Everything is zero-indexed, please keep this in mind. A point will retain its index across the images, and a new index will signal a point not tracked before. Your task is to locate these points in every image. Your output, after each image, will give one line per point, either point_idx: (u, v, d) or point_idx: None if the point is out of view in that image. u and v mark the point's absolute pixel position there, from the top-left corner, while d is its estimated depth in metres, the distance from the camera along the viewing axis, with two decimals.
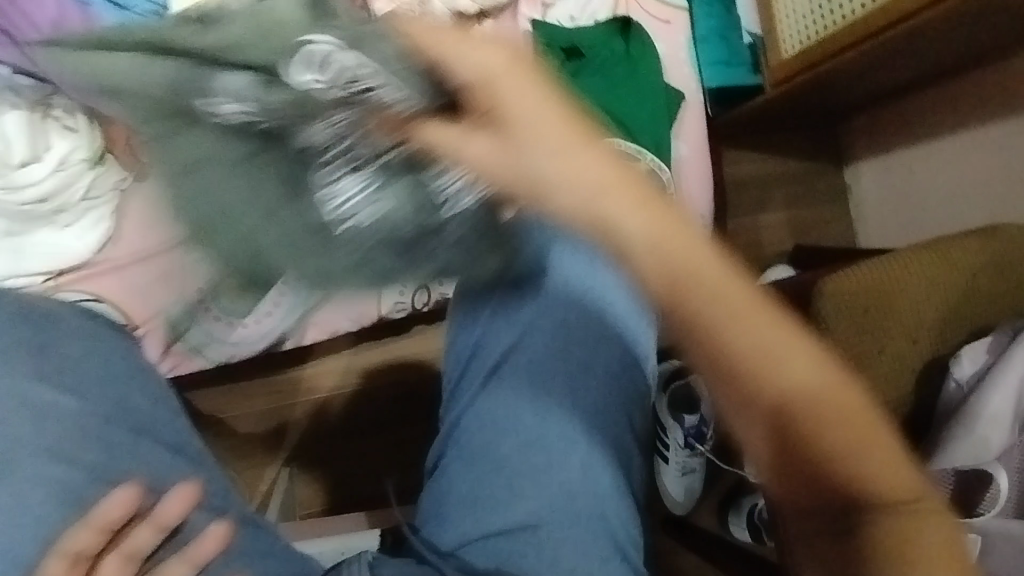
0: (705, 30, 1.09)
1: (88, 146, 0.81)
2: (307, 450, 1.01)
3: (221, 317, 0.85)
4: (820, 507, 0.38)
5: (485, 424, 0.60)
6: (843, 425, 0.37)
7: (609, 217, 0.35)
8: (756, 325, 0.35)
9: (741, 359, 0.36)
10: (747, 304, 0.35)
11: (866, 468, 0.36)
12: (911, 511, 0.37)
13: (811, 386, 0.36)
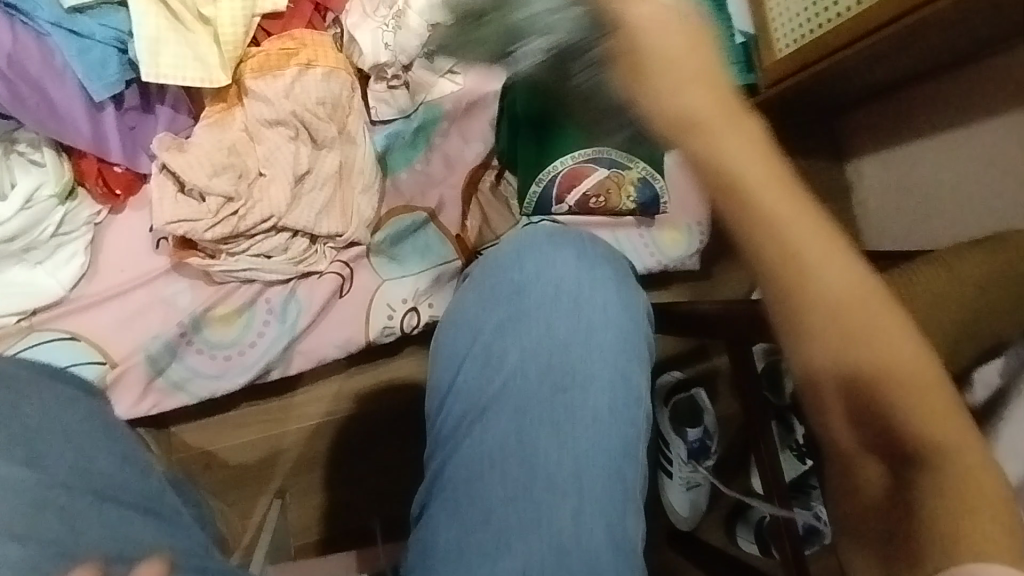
0: None
1: (56, 180, 0.77)
2: (295, 480, 0.98)
3: (206, 350, 0.85)
4: (865, 443, 0.44)
5: (468, 472, 0.54)
6: (895, 367, 0.42)
7: (729, 172, 0.41)
8: (842, 276, 0.41)
9: (817, 290, 0.42)
10: (841, 264, 0.41)
11: (926, 416, 0.42)
12: (953, 456, 0.42)
13: (874, 327, 0.42)
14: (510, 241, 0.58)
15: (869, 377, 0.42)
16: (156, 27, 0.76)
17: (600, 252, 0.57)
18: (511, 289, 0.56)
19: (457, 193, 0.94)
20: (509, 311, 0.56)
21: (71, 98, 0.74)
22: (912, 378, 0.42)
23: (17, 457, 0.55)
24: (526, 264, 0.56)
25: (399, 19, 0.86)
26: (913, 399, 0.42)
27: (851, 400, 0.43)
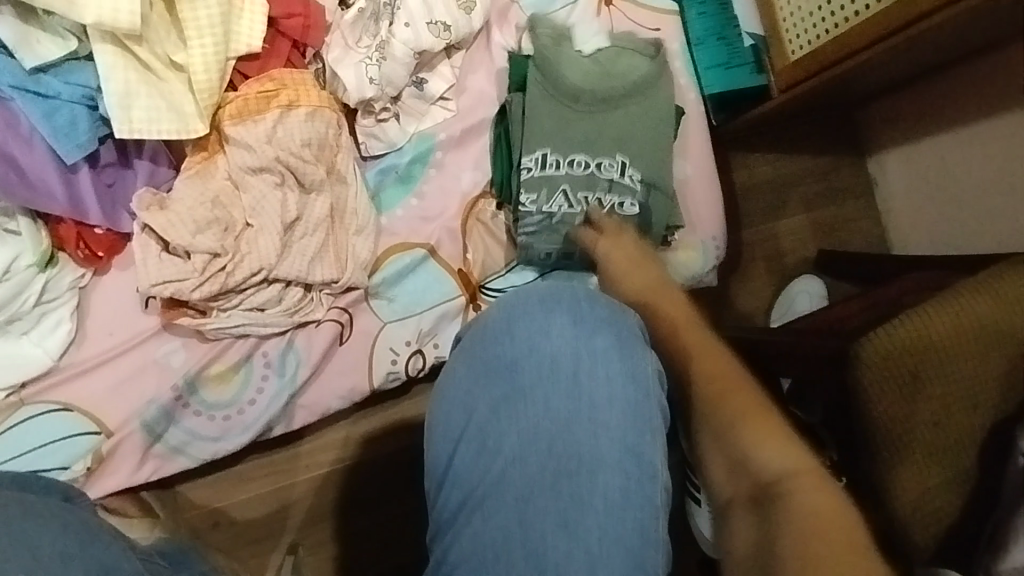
0: (700, 31, 0.99)
1: (34, 249, 0.73)
2: (309, 531, 0.94)
3: (204, 412, 0.81)
4: (730, 474, 0.55)
5: (471, 561, 0.51)
6: (752, 414, 0.55)
7: (644, 297, 0.65)
8: (716, 371, 0.57)
9: (687, 365, 0.59)
10: (716, 360, 0.58)
11: (772, 463, 0.53)
12: (808, 489, 0.50)
13: (732, 387, 0.56)
14: (499, 305, 0.55)
15: (728, 421, 0.55)
16: (124, 80, 0.72)
17: (601, 314, 0.54)
18: (502, 364, 0.54)
19: (456, 226, 0.89)
20: (504, 386, 0.53)
21: (44, 166, 0.71)
22: (766, 423, 0.54)
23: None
24: (520, 334, 0.54)
25: (383, 51, 0.81)
26: (763, 440, 0.54)
27: (715, 440, 0.56)
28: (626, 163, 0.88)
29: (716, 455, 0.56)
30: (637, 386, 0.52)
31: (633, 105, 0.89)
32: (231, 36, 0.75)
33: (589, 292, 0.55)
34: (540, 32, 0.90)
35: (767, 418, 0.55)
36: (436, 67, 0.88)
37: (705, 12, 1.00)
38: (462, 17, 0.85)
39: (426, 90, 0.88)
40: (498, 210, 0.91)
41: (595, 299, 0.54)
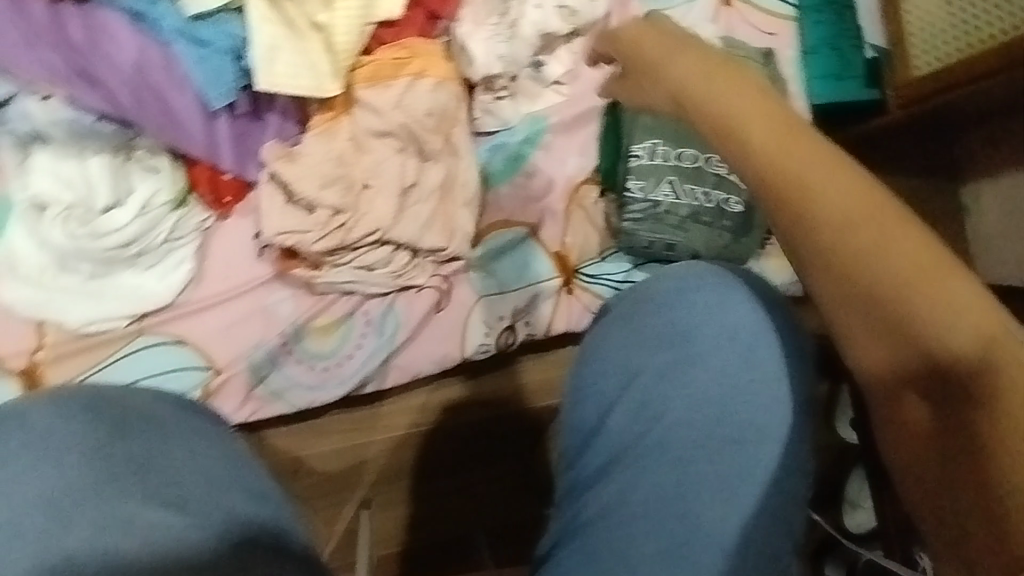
0: (815, 40, 1.00)
1: (170, 187, 0.77)
2: (383, 487, 0.98)
3: (305, 360, 0.84)
4: (893, 355, 0.46)
5: (615, 511, 0.55)
6: (922, 268, 0.44)
7: (727, 104, 0.51)
8: (850, 209, 0.46)
9: (819, 207, 0.46)
10: (847, 185, 0.46)
11: (954, 336, 0.43)
12: (1018, 381, 0.41)
13: (884, 223, 0.45)
14: (671, 277, 0.61)
15: (879, 274, 0.45)
16: (269, 34, 0.73)
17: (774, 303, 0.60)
18: (675, 333, 0.59)
19: (558, 208, 0.91)
20: (677, 355, 0.58)
21: (188, 109, 0.73)
22: (931, 270, 0.44)
23: (160, 501, 0.55)
24: (694, 309, 0.59)
25: (512, 31, 0.84)
26: (937, 291, 0.44)
27: (863, 300, 0.46)
28: None
29: (864, 326, 0.47)
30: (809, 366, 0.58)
31: None
32: (374, 2, 0.78)
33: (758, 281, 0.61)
34: None
35: (939, 259, 0.44)
36: (555, 51, 0.89)
37: (820, 20, 1.00)
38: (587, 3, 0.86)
39: (544, 72, 0.89)
40: (601, 197, 0.92)
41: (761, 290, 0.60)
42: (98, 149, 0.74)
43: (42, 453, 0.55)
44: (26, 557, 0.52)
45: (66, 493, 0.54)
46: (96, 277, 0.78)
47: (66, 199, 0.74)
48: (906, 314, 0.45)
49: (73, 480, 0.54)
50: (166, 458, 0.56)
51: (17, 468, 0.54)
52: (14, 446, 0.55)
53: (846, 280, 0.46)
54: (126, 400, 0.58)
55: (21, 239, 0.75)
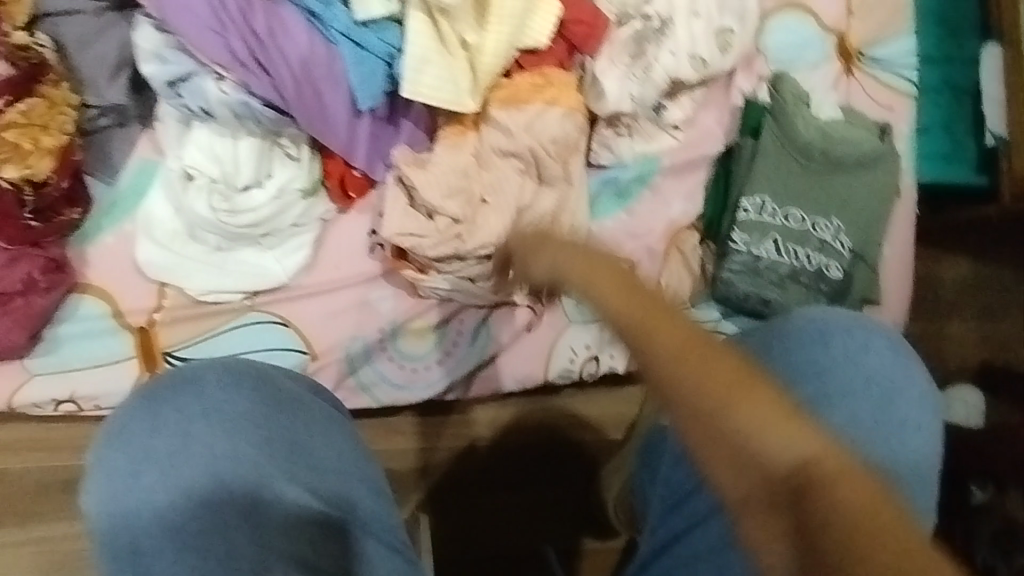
0: (930, 120, 1.01)
1: (307, 176, 0.81)
2: (443, 493, 1.01)
3: (397, 358, 0.87)
4: (733, 470, 0.45)
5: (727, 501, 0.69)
6: (729, 379, 0.45)
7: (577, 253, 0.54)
8: (665, 330, 0.47)
9: (650, 340, 0.47)
10: (660, 314, 0.48)
11: (790, 446, 0.44)
12: (836, 478, 0.42)
13: (697, 355, 0.46)
14: (815, 322, 0.70)
15: (698, 405, 0.45)
16: (424, 47, 0.77)
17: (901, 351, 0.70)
18: (812, 367, 0.69)
19: (658, 249, 0.92)
20: (811, 387, 0.68)
21: (338, 109, 0.78)
22: (745, 383, 0.45)
23: (307, 483, 0.59)
24: (834, 353, 0.69)
25: (645, 72, 0.86)
26: (756, 404, 0.44)
27: (704, 427, 0.45)
28: (841, 228, 0.90)
29: (709, 448, 0.45)
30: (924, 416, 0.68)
31: (861, 182, 0.90)
32: (524, 29, 0.82)
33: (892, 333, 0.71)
34: (783, 88, 0.91)
35: (751, 386, 0.45)
36: (677, 97, 0.91)
37: (937, 102, 1.01)
38: (719, 56, 0.88)
39: (664, 116, 0.90)
40: (700, 243, 0.94)
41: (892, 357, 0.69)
42: (251, 132, 0.78)
43: (209, 424, 0.59)
44: (187, 518, 0.57)
45: (224, 466, 0.58)
46: (221, 250, 0.82)
47: (212, 174, 0.78)
48: (729, 429, 0.44)
49: (231, 455, 0.58)
50: (313, 448, 0.60)
51: (187, 433, 0.58)
52: (186, 412, 0.59)
53: (692, 412, 0.45)
54: (285, 386, 0.61)
55: (160, 204, 0.81)
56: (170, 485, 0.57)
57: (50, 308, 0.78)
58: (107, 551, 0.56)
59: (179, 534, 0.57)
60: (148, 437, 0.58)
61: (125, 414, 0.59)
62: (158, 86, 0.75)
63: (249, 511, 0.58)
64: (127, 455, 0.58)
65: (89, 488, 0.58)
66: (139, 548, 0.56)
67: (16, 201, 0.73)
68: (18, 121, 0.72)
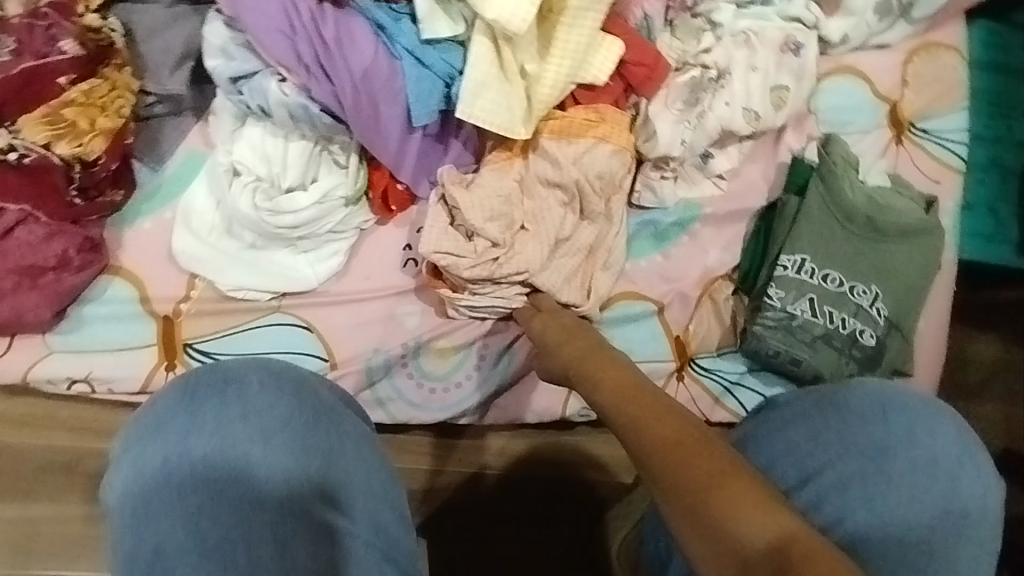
0: (975, 197, 1.01)
1: (352, 185, 0.80)
2: (444, 518, 0.98)
3: (416, 376, 0.85)
4: (707, 548, 0.47)
5: None
6: (686, 440, 0.52)
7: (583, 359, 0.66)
8: (643, 417, 0.55)
9: (645, 433, 0.54)
10: (646, 411, 0.56)
11: (743, 517, 0.47)
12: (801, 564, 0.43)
13: (684, 446, 0.51)
14: (876, 393, 0.70)
15: (678, 493, 0.49)
16: (485, 72, 0.78)
17: (965, 438, 0.70)
18: (870, 443, 0.68)
19: (691, 295, 0.91)
20: (868, 462, 0.67)
21: (392, 123, 0.77)
22: (723, 475, 0.49)
23: (335, 501, 0.58)
24: (893, 428, 0.69)
25: (698, 120, 0.87)
26: (725, 488, 0.48)
27: (683, 510, 0.49)
28: (879, 295, 0.88)
29: (690, 531, 0.48)
30: (982, 505, 0.67)
31: (905, 254, 0.89)
32: (584, 64, 0.81)
33: (956, 417, 0.71)
34: (833, 150, 0.91)
35: (734, 479, 0.49)
36: (725, 146, 0.91)
37: (984, 181, 1.01)
38: (772, 112, 0.88)
39: (710, 165, 0.90)
40: (733, 294, 0.92)
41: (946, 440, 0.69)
42: (303, 135, 0.78)
43: (246, 428, 0.58)
44: (212, 522, 0.55)
45: (257, 473, 0.57)
46: (255, 248, 0.81)
47: (258, 172, 0.78)
48: (706, 514, 0.48)
49: (265, 463, 0.57)
50: (343, 464, 0.59)
51: (224, 436, 0.57)
52: (225, 413, 0.58)
53: (673, 497, 0.50)
54: (325, 399, 0.61)
55: (202, 196, 0.81)
56: (201, 487, 0.56)
57: (79, 287, 0.77)
58: (130, 550, 0.55)
59: (199, 536, 0.55)
60: (185, 434, 0.57)
61: (165, 407, 0.59)
62: (220, 80, 0.76)
63: (273, 523, 0.56)
64: (163, 449, 0.57)
65: (118, 479, 0.57)
66: (162, 551, 0.55)
67: (64, 177, 0.74)
68: (78, 100, 0.73)
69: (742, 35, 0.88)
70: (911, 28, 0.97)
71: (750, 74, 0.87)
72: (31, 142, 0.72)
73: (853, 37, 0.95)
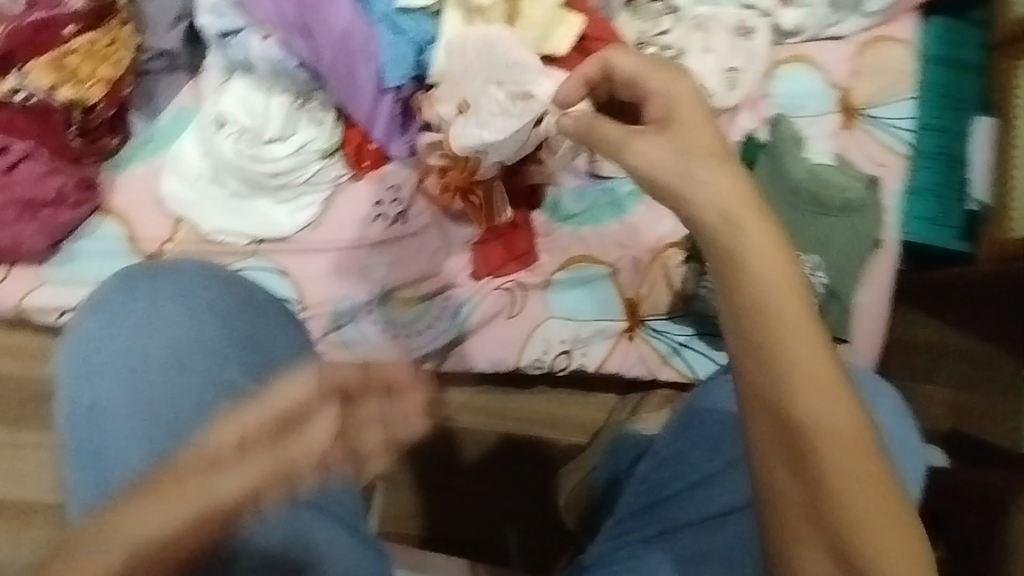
0: (923, 183, 1.05)
1: (327, 139, 0.87)
2: (406, 466, 1.05)
3: (380, 323, 0.92)
4: (807, 494, 0.49)
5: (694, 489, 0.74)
6: (834, 391, 0.49)
7: (727, 203, 0.52)
8: (811, 355, 0.49)
9: (813, 411, 0.49)
10: (817, 349, 0.49)
11: (855, 481, 0.49)
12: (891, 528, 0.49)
13: (852, 447, 0.49)
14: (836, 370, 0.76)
15: (819, 495, 0.49)
16: (454, 40, 0.83)
17: (902, 418, 0.75)
18: None
19: (643, 260, 0.97)
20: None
21: (364, 81, 0.84)
22: (855, 443, 0.49)
23: (256, 377, 0.64)
24: None
25: None
26: (876, 507, 0.49)
27: (822, 511, 0.49)
28: (818, 264, 0.95)
29: (805, 526, 0.49)
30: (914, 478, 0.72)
31: (842, 224, 0.95)
32: (547, 39, 0.86)
33: (900, 402, 0.76)
34: (781, 128, 0.98)
35: (856, 438, 0.49)
36: None
37: (931, 168, 1.05)
38: (724, 91, 0.96)
39: None
40: (684, 263, 0.96)
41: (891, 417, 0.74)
42: (285, 90, 0.86)
43: (176, 305, 0.64)
44: (140, 380, 0.63)
45: (181, 343, 0.64)
46: (238, 195, 0.88)
47: (240, 122, 0.85)
48: (827, 470, 0.49)
49: (191, 334, 0.64)
50: (267, 347, 0.65)
51: (155, 311, 0.64)
52: (157, 291, 0.64)
53: (808, 497, 0.49)
54: (250, 290, 0.67)
55: (188, 147, 0.87)
56: (133, 352, 0.63)
57: (72, 223, 0.85)
58: (71, 403, 0.62)
59: (127, 392, 0.62)
60: (118, 308, 0.64)
61: (110, 285, 0.65)
62: (210, 36, 0.84)
63: (190, 387, 0.63)
64: (98, 320, 0.64)
65: (66, 345, 0.65)
66: (96, 404, 0.62)
67: (65, 120, 0.82)
68: (81, 49, 0.80)
69: (697, 19, 0.96)
70: (865, 21, 1.01)
71: (702, 56, 0.95)
72: (37, 86, 0.79)
73: (807, 27, 1.01)
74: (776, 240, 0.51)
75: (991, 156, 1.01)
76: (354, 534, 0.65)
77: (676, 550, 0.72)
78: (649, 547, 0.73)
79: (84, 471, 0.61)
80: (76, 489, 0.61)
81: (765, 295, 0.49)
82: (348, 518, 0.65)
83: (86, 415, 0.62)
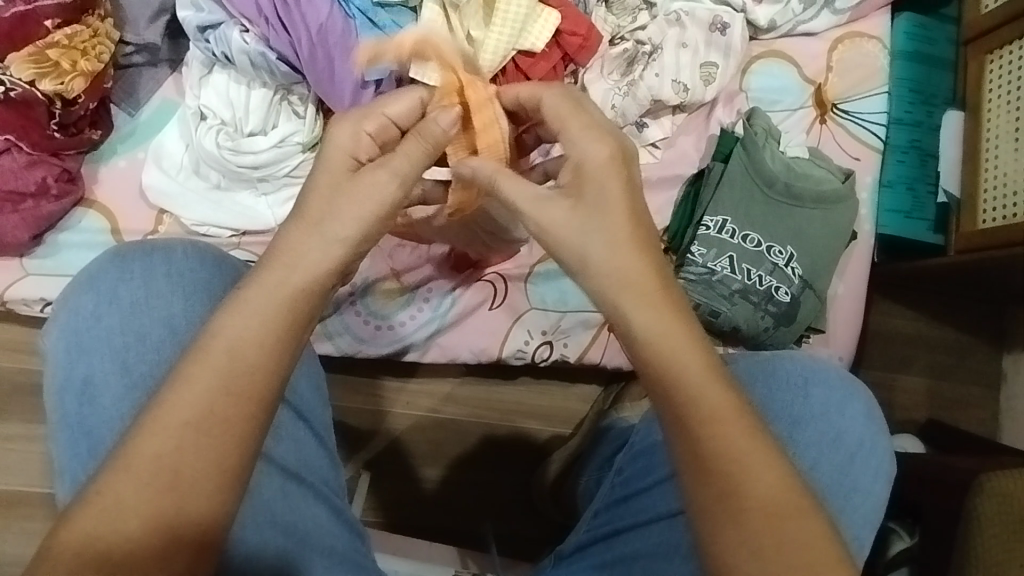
0: (895, 176, 1.05)
1: (308, 132, 0.88)
2: (389, 454, 1.06)
3: (364, 314, 0.95)
4: (733, 514, 0.47)
5: (644, 491, 0.71)
6: (730, 406, 0.49)
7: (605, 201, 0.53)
8: (699, 373, 0.49)
9: (715, 424, 0.48)
10: (699, 364, 0.50)
11: (776, 499, 0.47)
12: (821, 545, 0.47)
13: (750, 447, 0.48)
14: (803, 365, 0.74)
15: (722, 500, 0.47)
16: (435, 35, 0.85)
17: (874, 420, 0.73)
18: (789, 413, 0.72)
19: None
20: (780, 426, 0.72)
21: (340, 73, 0.84)
22: (771, 458, 0.48)
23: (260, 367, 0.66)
24: (814, 396, 0.73)
25: (630, 87, 0.97)
26: (783, 508, 0.47)
27: (738, 513, 0.47)
28: (794, 256, 0.97)
29: (743, 540, 0.46)
30: (873, 480, 0.71)
31: (818, 218, 0.97)
32: (523, 32, 0.88)
33: (871, 401, 0.74)
34: (756, 122, 0.99)
35: (772, 458, 0.48)
36: (658, 117, 1.00)
37: (904, 162, 1.05)
38: (701, 86, 0.98)
39: (644, 133, 0.99)
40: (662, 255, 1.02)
41: (852, 415, 0.73)
42: (264, 84, 0.87)
43: (172, 286, 0.65)
44: (114, 356, 0.63)
45: (175, 318, 0.64)
46: (220, 188, 0.89)
47: (220, 116, 0.86)
48: (749, 487, 0.47)
49: (187, 315, 0.65)
50: None
51: (150, 291, 0.65)
52: (149, 269, 0.65)
53: (728, 501, 0.47)
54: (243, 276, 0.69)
55: (173, 140, 0.89)
56: (126, 329, 0.64)
57: (56, 215, 0.85)
58: (60, 380, 0.63)
59: (92, 366, 0.63)
60: (113, 286, 0.64)
61: (96, 266, 0.65)
62: (190, 29, 0.85)
63: (159, 365, 0.63)
64: (88, 300, 0.64)
65: (54, 321, 0.65)
66: (85, 382, 0.63)
67: (46, 113, 0.82)
68: (62, 42, 0.81)
69: (673, 14, 0.99)
70: (835, 18, 1.04)
71: (676, 52, 0.98)
72: (18, 78, 0.80)
73: (781, 23, 1.02)
74: (665, 285, 0.52)
75: (963, 151, 1.02)
76: (337, 515, 0.68)
77: (642, 544, 0.68)
78: (624, 540, 0.69)
79: (66, 451, 0.62)
80: (64, 468, 0.62)
81: (634, 315, 0.51)
82: (331, 497, 0.68)
83: (58, 388, 0.63)
